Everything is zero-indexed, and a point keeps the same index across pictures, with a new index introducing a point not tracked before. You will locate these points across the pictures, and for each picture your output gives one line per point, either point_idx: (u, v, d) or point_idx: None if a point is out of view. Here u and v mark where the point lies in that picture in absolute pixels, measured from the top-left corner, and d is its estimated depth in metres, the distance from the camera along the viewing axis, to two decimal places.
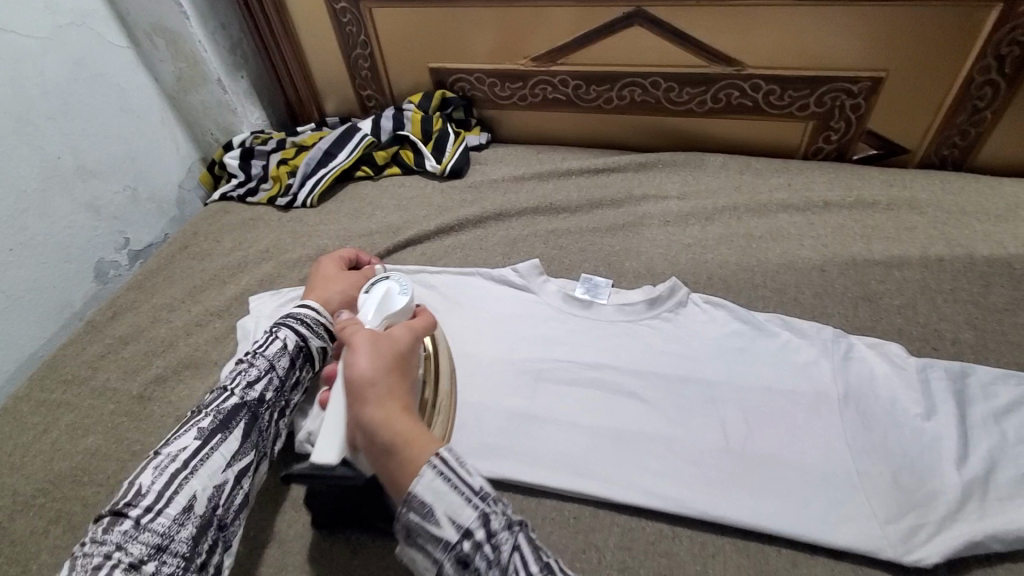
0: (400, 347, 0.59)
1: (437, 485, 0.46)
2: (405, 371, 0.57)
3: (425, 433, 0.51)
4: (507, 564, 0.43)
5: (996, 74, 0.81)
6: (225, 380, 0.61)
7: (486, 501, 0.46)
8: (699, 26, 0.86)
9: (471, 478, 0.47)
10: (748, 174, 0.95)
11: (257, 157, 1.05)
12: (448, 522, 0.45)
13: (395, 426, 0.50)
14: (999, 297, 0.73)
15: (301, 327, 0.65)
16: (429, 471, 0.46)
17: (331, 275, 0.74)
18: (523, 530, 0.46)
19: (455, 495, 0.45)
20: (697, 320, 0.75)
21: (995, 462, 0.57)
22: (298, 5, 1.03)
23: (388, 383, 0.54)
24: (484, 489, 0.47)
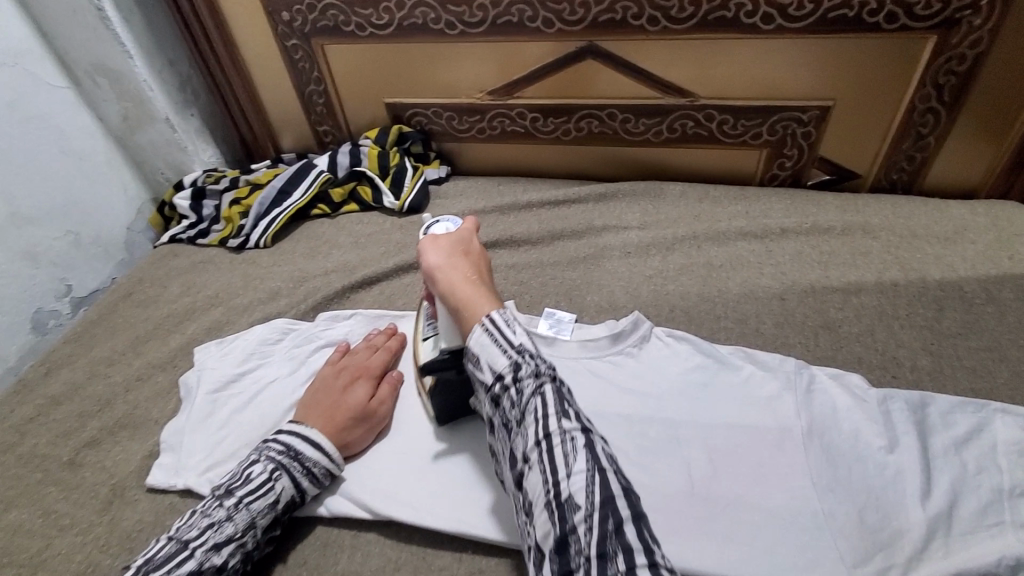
0: (468, 236, 0.64)
1: (483, 339, 0.52)
2: (475, 252, 0.62)
3: (486, 296, 0.57)
4: (528, 405, 0.48)
5: (936, 102, 0.83)
6: (189, 527, 0.53)
7: (521, 354, 0.50)
8: (649, 60, 0.87)
9: (511, 335, 0.51)
10: (707, 202, 0.95)
11: (208, 197, 1.03)
12: (488, 368, 0.51)
13: (462, 290, 0.57)
14: (953, 321, 0.74)
15: (300, 473, 0.59)
16: (479, 329, 0.52)
17: (360, 408, 0.64)
18: (554, 382, 0.49)
19: (495, 346, 0.51)
20: (660, 354, 0.74)
21: (958, 495, 0.56)
22: (248, 42, 1.01)
23: (456, 264, 0.60)
24: (523, 344, 0.51)
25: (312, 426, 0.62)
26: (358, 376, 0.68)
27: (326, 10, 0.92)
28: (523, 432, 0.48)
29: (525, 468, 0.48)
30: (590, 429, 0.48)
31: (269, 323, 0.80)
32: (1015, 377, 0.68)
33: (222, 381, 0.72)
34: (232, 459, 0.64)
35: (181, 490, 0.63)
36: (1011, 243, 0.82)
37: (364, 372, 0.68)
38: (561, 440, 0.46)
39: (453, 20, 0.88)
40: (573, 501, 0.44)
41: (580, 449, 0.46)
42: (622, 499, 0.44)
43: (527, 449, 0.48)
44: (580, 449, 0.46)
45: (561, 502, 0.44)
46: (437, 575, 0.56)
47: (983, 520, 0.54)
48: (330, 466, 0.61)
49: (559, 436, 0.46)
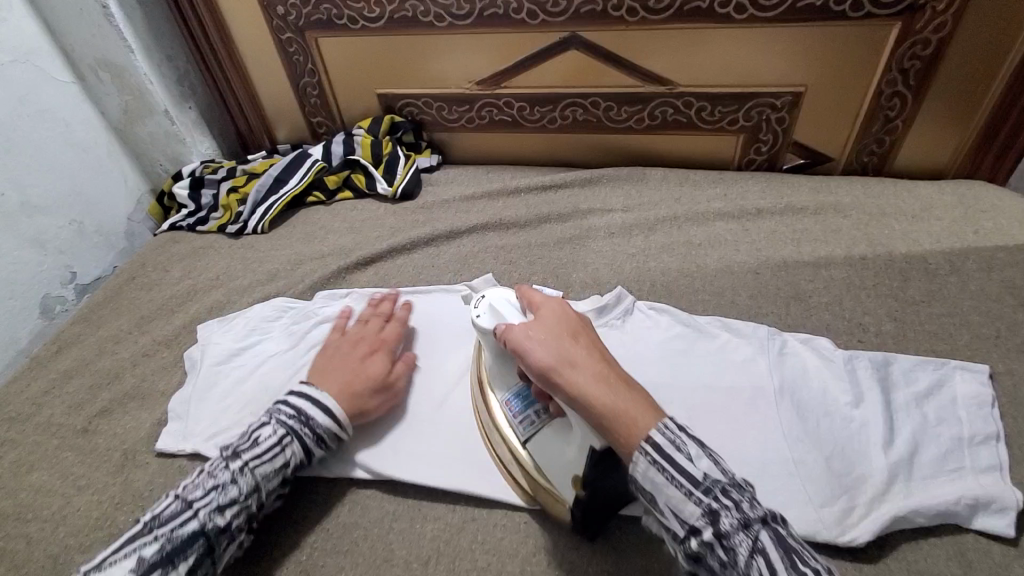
0: (560, 314, 0.56)
1: (656, 477, 0.45)
2: (581, 331, 0.54)
3: (629, 392, 0.49)
4: (747, 562, 0.42)
5: (902, 87, 0.88)
6: (196, 486, 0.56)
7: (714, 496, 0.44)
8: (629, 48, 0.91)
9: (692, 470, 0.45)
10: (687, 185, 0.99)
11: (206, 186, 1.06)
12: (675, 514, 0.45)
13: (591, 385, 0.49)
14: (916, 290, 0.79)
15: (306, 439, 0.61)
16: (646, 460, 0.46)
17: (373, 380, 0.66)
18: (766, 526, 0.43)
19: (676, 487, 0.45)
20: (641, 325, 0.78)
21: (918, 443, 0.61)
22: (244, 37, 1.05)
23: (571, 355, 0.51)
24: (707, 477, 0.45)
25: (326, 390, 0.64)
26: (373, 351, 0.70)
27: (320, 3, 0.96)
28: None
29: None
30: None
31: (267, 302, 0.83)
32: (974, 339, 0.72)
33: (225, 355, 0.75)
34: (237, 424, 0.68)
35: (189, 454, 0.67)
36: (974, 218, 0.87)
37: (379, 348, 0.70)
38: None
39: (442, 12, 0.92)
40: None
41: None
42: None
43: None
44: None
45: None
46: (433, 524, 0.60)
47: (942, 465, 0.59)
48: (337, 429, 0.63)
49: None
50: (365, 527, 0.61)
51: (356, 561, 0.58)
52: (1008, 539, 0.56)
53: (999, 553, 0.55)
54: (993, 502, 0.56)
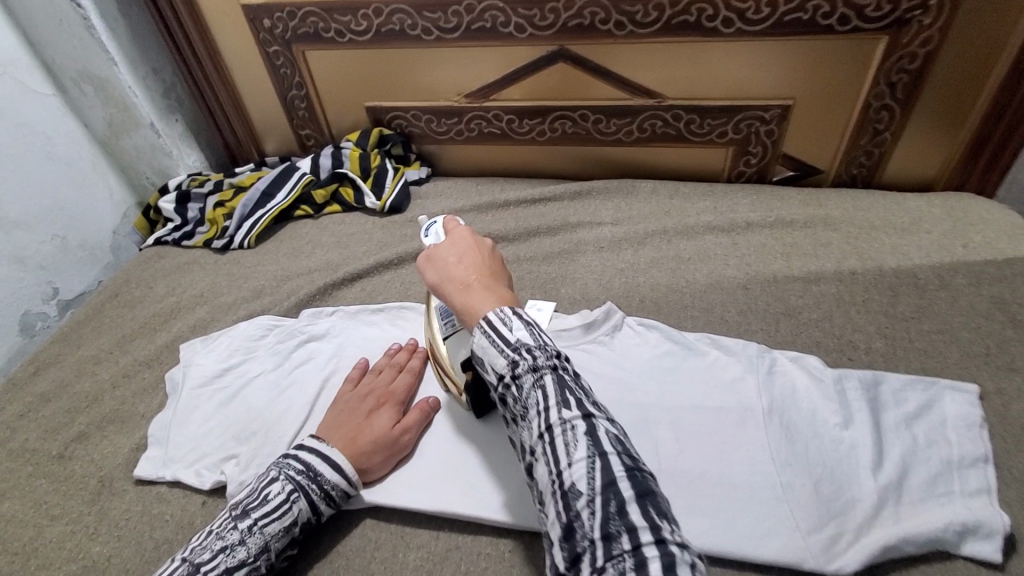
0: (459, 230, 0.63)
1: (481, 343, 0.51)
2: (469, 243, 0.61)
3: (484, 292, 0.55)
4: (529, 398, 0.47)
5: (890, 100, 0.88)
6: (199, 546, 0.53)
7: (518, 352, 0.49)
8: (618, 62, 0.91)
9: (509, 336, 0.50)
10: (677, 199, 0.99)
11: (193, 201, 1.05)
12: (490, 369, 0.51)
13: (452, 289, 0.57)
14: (906, 306, 0.78)
15: (314, 492, 0.58)
16: (477, 332, 0.52)
17: (383, 435, 0.63)
18: (554, 372, 0.48)
19: (493, 348, 0.50)
20: (630, 342, 0.77)
21: (907, 466, 0.60)
22: (231, 50, 1.04)
23: (450, 263, 0.59)
24: (522, 341, 0.50)
25: (332, 445, 0.61)
26: (384, 400, 0.66)
27: (306, 16, 0.95)
28: (528, 427, 0.47)
29: (533, 460, 0.46)
30: (594, 415, 0.45)
31: (253, 320, 0.82)
32: (963, 357, 0.72)
33: (207, 377, 0.75)
34: (218, 451, 0.67)
35: (169, 481, 0.66)
36: (963, 232, 0.87)
37: (390, 397, 0.67)
38: (562, 428, 0.44)
39: (430, 26, 0.91)
40: (575, 488, 0.41)
41: (581, 436, 0.44)
42: (626, 482, 0.41)
43: (533, 441, 0.46)
44: (580, 436, 0.43)
45: (565, 490, 0.42)
46: (415, 552, 0.59)
47: (931, 489, 0.59)
48: (343, 483, 0.60)
49: (560, 424, 0.45)
50: (347, 555, 0.60)
51: None
52: (996, 564, 0.55)
53: None
54: (981, 527, 0.56)
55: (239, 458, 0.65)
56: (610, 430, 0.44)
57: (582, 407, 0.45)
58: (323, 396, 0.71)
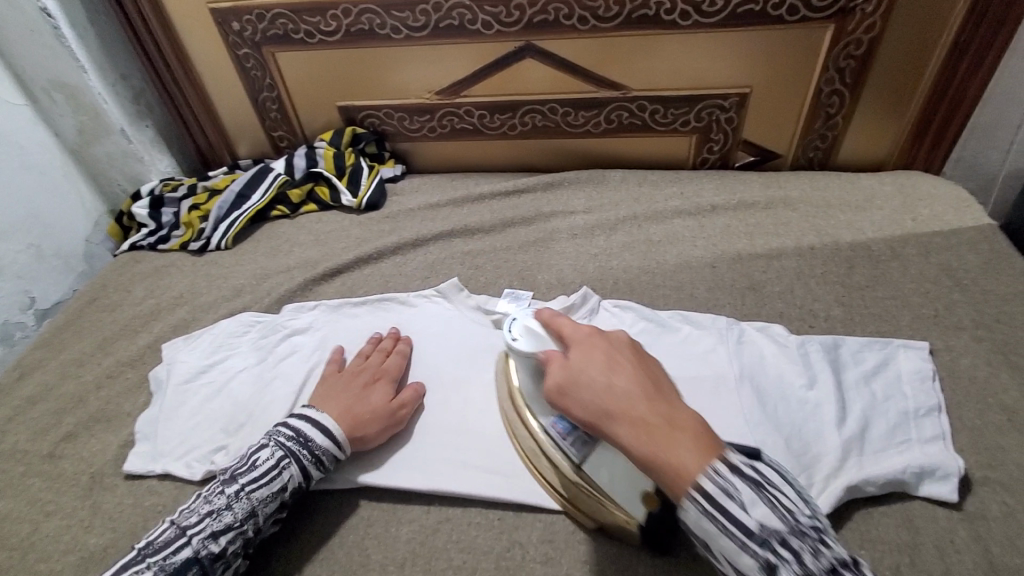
0: (597, 337, 0.53)
1: (711, 529, 0.42)
2: (621, 355, 0.50)
3: (677, 434, 0.44)
4: None
5: (839, 85, 0.93)
6: (191, 509, 0.57)
7: (773, 548, 0.41)
8: (582, 56, 0.94)
9: (747, 520, 0.42)
10: (646, 186, 1.02)
11: (167, 205, 1.05)
12: (732, 563, 0.43)
13: (626, 426, 0.45)
14: (862, 276, 0.83)
15: (303, 459, 0.60)
16: (696, 512, 0.43)
17: (377, 407, 0.65)
18: (829, 572, 0.41)
19: (729, 539, 0.42)
20: (606, 322, 0.80)
21: (867, 420, 0.64)
22: (200, 54, 1.05)
23: (613, 389, 0.47)
24: (762, 528, 0.42)
25: (326, 415, 0.63)
26: (377, 377, 0.69)
27: (275, 19, 0.97)
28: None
29: None
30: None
31: (234, 318, 0.83)
32: (915, 320, 0.77)
33: (192, 373, 0.75)
34: (207, 442, 0.68)
35: (159, 474, 0.67)
36: (912, 206, 0.92)
37: (383, 374, 0.69)
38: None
39: (398, 25, 0.94)
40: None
41: None
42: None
43: None
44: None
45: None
46: (406, 527, 0.61)
47: (892, 438, 0.63)
48: (334, 448, 0.61)
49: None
50: (339, 535, 0.61)
51: (332, 569, 0.59)
52: (952, 504, 0.59)
53: (943, 518, 0.59)
54: (937, 470, 0.60)
55: (228, 448, 0.66)
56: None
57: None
58: (309, 385, 0.72)
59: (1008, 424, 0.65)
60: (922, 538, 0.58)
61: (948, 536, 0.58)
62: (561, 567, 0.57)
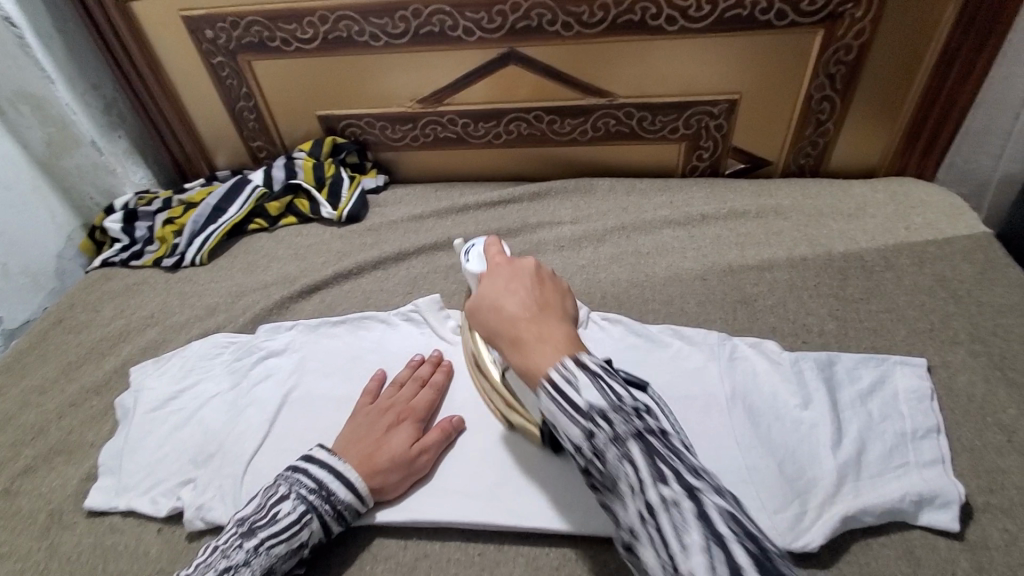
0: (513, 264, 0.58)
1: (547, 406, 0.45)
2: (524, 277, 0.55)
3: (542, 339, 0.49)
4: (619, 474, 0.41)
5: (830, 91, 0.91)
6: (203, 565, 0.52)
7: (593, 419, 0.43)
8: (567, 62, 0.92)
9: (575, 397, 0.44)
10: (634, 195, 1.00)
11: (141, 219, 1.02)
12: (564, 436, 0.45)
13: (502, 333, 0.51)
14: (855, 288, 0.81)
15: (323, 510, 0.57)
16: (538, 393, 0.46)
17: (400, 454, 0.60)
18: (638, 436, 0.42)
19: (562, 414, 0.44)
20: (594, 338, 0.77)
21: (864, 442, 0.62)
22: (173, 63, 1.01)
23: (505, 303, 0.53)
24: (592, 404, 0.43)
25: (347, 463, 0.59)
26: (404, 417, 0.64)
27: (249, 26, 0.94)
28: (620, 503, 0.42)
29: (636, 545, 0.40)
30: (695, 486, 0.39)
31: (207, 339, 0.80)
32: (910, 333, 0.75)
33: (160, 400, 0.72)
34: (175, 476, 0.65)
35: (122, 510, 0.64)
36: (906, 215, 0.90)
37: (410, 414, 0.64)
38: (664, 508, 0.39)
39: (377, 32, 0.91)
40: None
41: (691, 519, 0.38)
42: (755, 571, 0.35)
43: (632, 523, 0.41)
44: (691, 519, 0.38)
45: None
46: (384, 564, 0.58)
47: (889, 462, 0.60)
48: (354, 503, 0.58)
49: (662, 505, 0.39)
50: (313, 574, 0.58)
51: None
52: (952, 533, 0.57)
53: (944, 548, 0.57)
54: (937, 497, 0.58)
55: (197, 482, 0.63)
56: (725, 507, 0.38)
57: (682, 479, 0.40)
58: (284, 412, 0.69)
59: (1008, 445, 0.63)
60: (921, 570, 0.55)
61: (949, 567, 0.55)
62: None
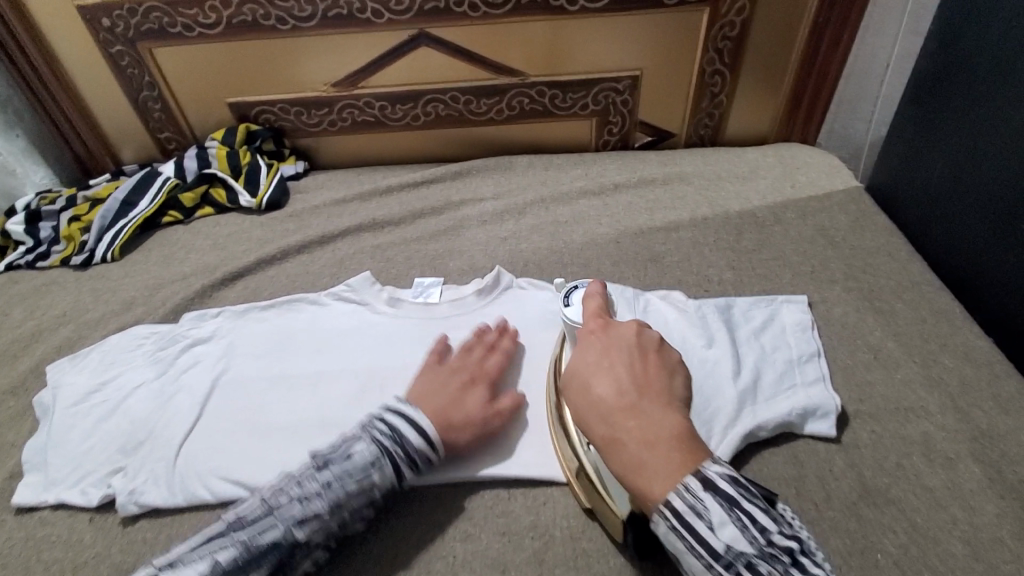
0: (609, 328, 0.54)
1: (673, 541, 0.43)
2: (622, 349, 0.50)
3: (661, 450, 0.44)
4: None
5: (720, 65, 1.00)
6: (283, 483, 0.56)
7: (737, 569, 0.41)
8: (478, 42, 0.95)
9: (714, 541, 0.42)
10: (552, 169, 1.05)
11: (45, 219, 0.96)
12: None
13: (596, 422, 0.48)
14: (750, 240, 0.90)
15: (399, 458, 0.57)
16: (665, 525, 0.43)
17: (475, 413, 0.62)
18: None
19: (697, 556, 0.42)
20: (522, 299, 0.78)
21: (759, 371, 0.69)
22: (70, 53, 0.96)
23: (609, 385, 0.48)
24: (729, 548, 0.41)
25: (418, 413, 0.60)
26: (477, 378, 0.65)
27: (148, 12, 0.91)
28: None
29: None
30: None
31: (127, 331, 0.77)
32: (795, 276, 0.84)
33: (81, 395, 0.70)
34: (102, 466, 0.63)
35: (52, 504, 0.62)
36: (792, 175, 1.01)
37: (484, 375, 0.65)
38: None
39: (284, 15, 0.91)
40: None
41: None
42: None
43: None
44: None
45: None
46: None
47: (780, 385, 0.68)
48: (429, 450, 0.58)
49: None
50: None
51: None
52: (831, 438, 0.66)
53: (824, 451, 0.65)
54: (818, 409, 0.66)
55: (127, 469, 0.62)
56: None
57: None
58: (213, 395, 0.68)
59: (874, 362, 0.73)
60: (806, 470, 0.64)
61: (828, 466, 0.64)
62: (481, 542, 0.58)
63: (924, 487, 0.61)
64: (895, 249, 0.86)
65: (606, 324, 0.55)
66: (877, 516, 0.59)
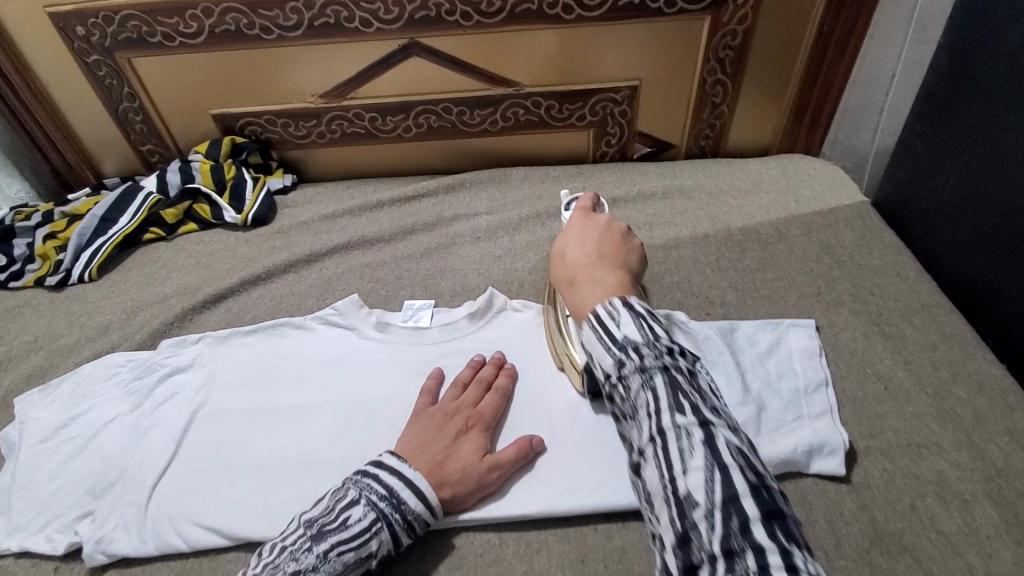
0: (589, 217, 0.70)
1: (589, 336, 0.52)
2: (596, 231, 0.67)
3: (597, 284, 0.58)
4: (639, 400, 0.46)
5: (722, 75, 0.96)
6: (272, 557, 0.51)
7: (626, 350, 0.48)
8: (471, 52, 0.92)
9: (617, 334, 0.50)
10: (548, 182, 1.01)
11: (19, 236, 0.92)
12: (597, 365, 0.50)
13: (562, 270, 0.64)
14: (753, 258, 0.87)
15: (395, 523, 0.53)
16: (588, 326, 0.53)
17: (472, 466, 0.58)
18: (665, 372, 0.46)
19: (600, 343, 0.50)
20: (517, 323, 0.75)
21: (763, 403, 0.66)
22: (42, 61, 0.92)
23: (574, 251, 0.64)
24: (628, 339, 0.49)
25: (414, 468, 0.56)
26: (473, 425, 0.61)
27: (126, 21, 0.87)
28: (636, 425, 0.46)
29: (642, 461, 0.45)
30: (709, 418, 0.43)
31: (102, 360, 0.74)
32: (800, 298, 0.81)
33: (51, 430, 0.66)
34: (70, 509, 0.60)
35: (15, 552, 0.58)
36: (795, 189, 0.97)
37: (479, 421, 0.62)
38: (675, 433, 0.43)
39: (268, 24, 0.87)
40: (691, 499, 0.40)
41: (698, 443, 0.42)
42: (751, 499, 0.39)
43: (641, 443, 0.45)
44: (699, 442, 0.42)
45: (679, 499, 0.40)
46: None
47: (785, 416, 0.65)
48: (426, 512, 0.55)
49: (674, 429, 0.43)
50: None
51: None
52: (839, 477, 0.63)
53: (832, 491, 0.62)
54: (825, 446, 0.63)
55: (96, 514, 0.59)
56: (731, 438, 0.42)
57: (699, 412, 0.43)
58: (190, 431, 0.65)
59: (884, 392, 0.70)
60: (812, 511, 0.61)
61: (837, 508, 0.61)
62: None
63: (939, 532, 0.58)
64: (903, 269, 0.83)
65: (589, 215, 0.70)
66: (890, 565, 0.56)
